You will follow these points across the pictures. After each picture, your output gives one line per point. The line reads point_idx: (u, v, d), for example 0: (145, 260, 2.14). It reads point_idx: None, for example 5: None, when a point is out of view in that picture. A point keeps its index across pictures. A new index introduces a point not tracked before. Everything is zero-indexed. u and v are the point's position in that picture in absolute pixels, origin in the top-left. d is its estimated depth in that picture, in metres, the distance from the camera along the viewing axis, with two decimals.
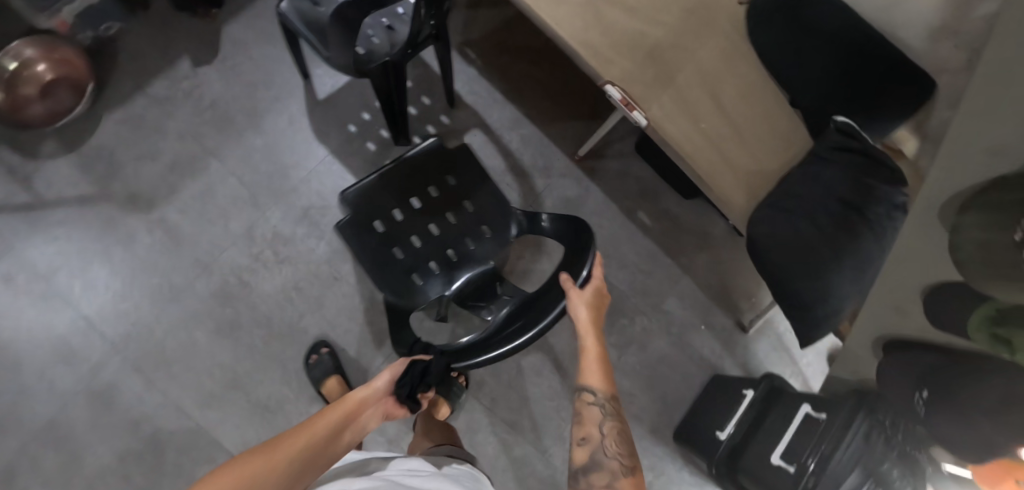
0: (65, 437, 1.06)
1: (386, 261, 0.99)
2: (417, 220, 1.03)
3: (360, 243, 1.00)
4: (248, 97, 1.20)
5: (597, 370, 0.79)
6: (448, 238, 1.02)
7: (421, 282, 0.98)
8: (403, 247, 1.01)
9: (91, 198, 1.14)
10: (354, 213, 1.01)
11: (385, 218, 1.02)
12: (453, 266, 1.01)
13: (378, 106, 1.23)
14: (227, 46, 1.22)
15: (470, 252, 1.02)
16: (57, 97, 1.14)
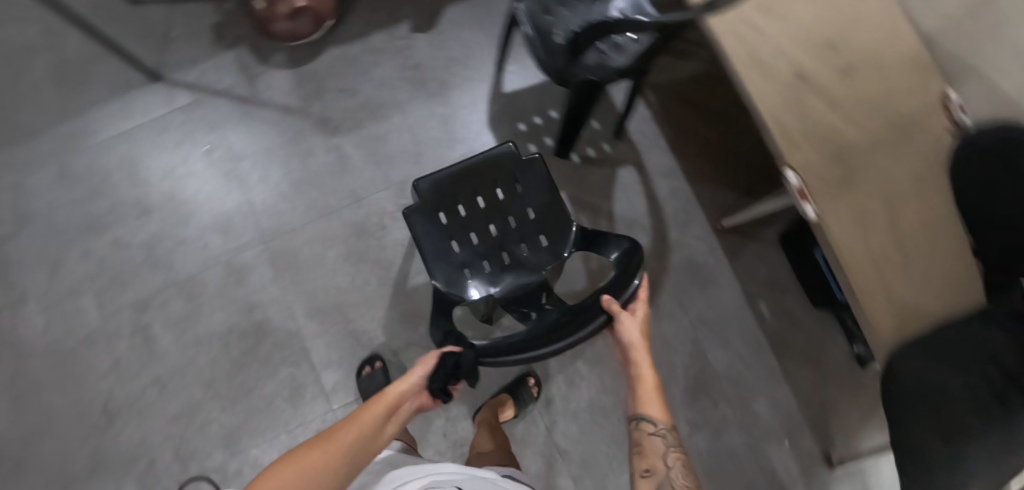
0: (197, 296, 1.21)
1: (443, 253, 0.97)
2: (479, 218, 1.00)
3: (422, 232, 0.97)
4: (447, 70, 1.30)
5: (652, 399, 0.81)
6: (504, 241, 1.00)
7: (472, 279, 0.98)
8: (461, 242, 0.99)
9: (292, 109, 1.28)
10: (421, 201, 0.98)
11: (449, 211, 0.98)
12: (505, 272, 0.99)
13: (553, 115, 1.29)
14: (444, 22, 1.32)
15: (522, 260, 1.00)
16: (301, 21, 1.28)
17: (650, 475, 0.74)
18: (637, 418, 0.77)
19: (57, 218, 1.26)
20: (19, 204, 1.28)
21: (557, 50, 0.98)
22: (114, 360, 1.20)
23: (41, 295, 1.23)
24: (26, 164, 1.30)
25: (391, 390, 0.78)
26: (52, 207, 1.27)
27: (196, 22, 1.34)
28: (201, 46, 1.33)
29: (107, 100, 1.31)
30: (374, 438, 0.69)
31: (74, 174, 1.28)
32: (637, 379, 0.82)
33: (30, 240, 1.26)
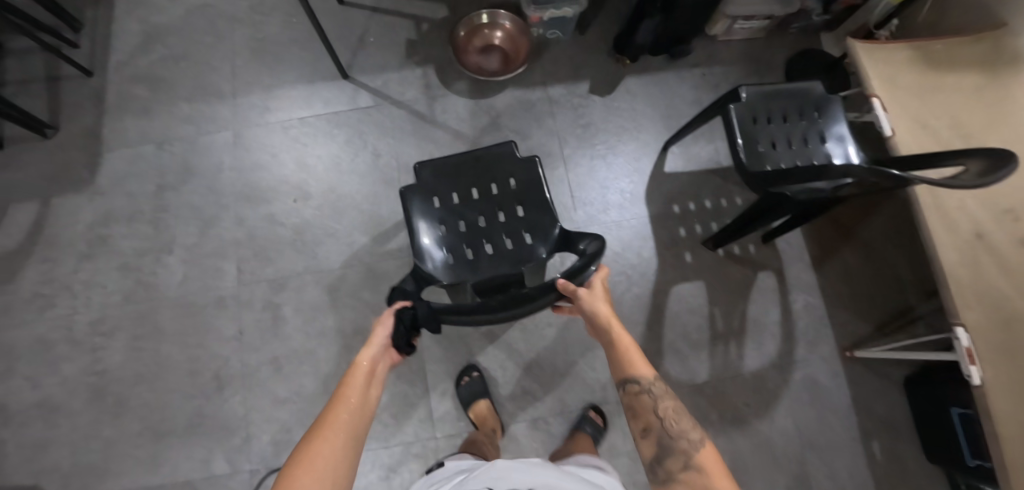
0: (334, 289, 1.23)
1: (433, 236, 1.03)
2: (470, 207, 1.05)
3: (418, 215, 1.04)
4: (615, 137, 1.35)
5: (634, 357, 0.83)
6: (487, 231, 1.03)
7: (455, 264, 1.01)
8: (449, 228, 1.04)
9: (463, 136, 1.33)
10: (419, 186, 1.05)
11: (443, 197, 1.05)
12: (484, 261, 1.02)
13: (707, 204, 1.31)
14: (622, 92, 1.38)
15: (507, 253, 1.02)
16: (487, 59, 1.36)
17: (649, 434, 0.78)
18: (625, 383, 0.81)
19: (220, 180, 1.31)
20: (188, 158, 1.33)
21: (765, 161, 1.03)
22: (239, 329, 1.21)
23: (187, 247, 1.26)
24: (202, 121, 1.36)
25: (361, 360, 0.78)
26: (218, 167, 1.32)
27: (391, 33, 1.42)
28: (392, 56, 1.40)
29: (294, 83, 1.38)
30: (363, 411, 0.72)
31: (246, 143, 1.33)
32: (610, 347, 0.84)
33: (189, 193, 1.30)
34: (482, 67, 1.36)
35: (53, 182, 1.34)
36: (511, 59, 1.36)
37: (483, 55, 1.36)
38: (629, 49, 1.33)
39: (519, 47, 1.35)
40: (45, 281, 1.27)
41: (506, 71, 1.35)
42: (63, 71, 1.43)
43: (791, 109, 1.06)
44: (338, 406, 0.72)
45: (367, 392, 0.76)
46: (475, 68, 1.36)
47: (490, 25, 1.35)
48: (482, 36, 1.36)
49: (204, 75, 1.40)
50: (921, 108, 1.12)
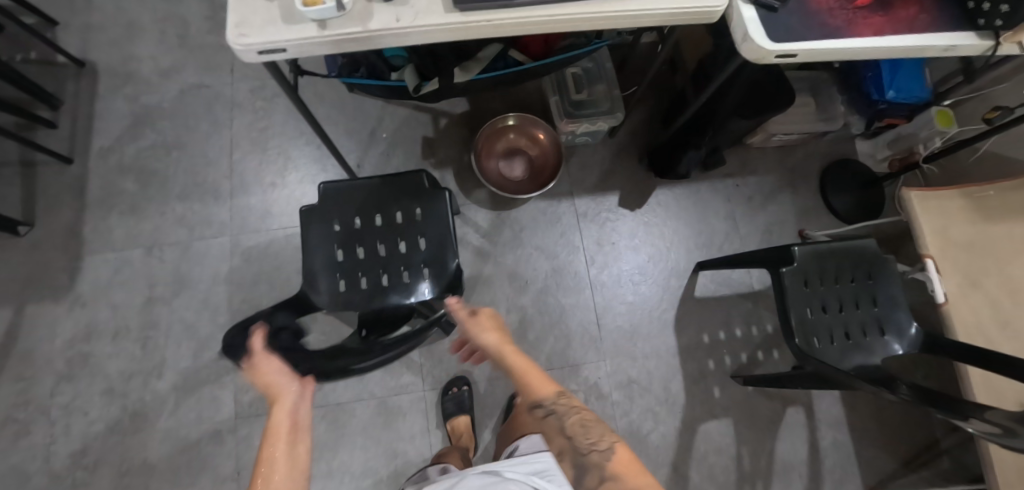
0: (341, 426, 1.14)
1: (327, 259, 0.89)
2: (371, 233, 0.91)
3: (313, 236, 0.90)
4: (644, 255, 1.27)
5: (536, 379, 0.78)
6: (386, 263, 0.90)
7: (344, 292, 0.88)
8: (345, 253, 0.90)
9: (484, 253, 1.23)
10: (321, 204, 0.91)
11: (344, 219, 0.91)
12: (376, 293, 0.88)
13: (738, 334, 1.25)
14: (653, 206, 1.30)
15: (401, 288, 0.88)
16: (511, 164, 1.27)
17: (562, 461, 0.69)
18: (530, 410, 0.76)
19: (216, 294, 1.20)
20: (180, 266, 1.22)
21: (817, 328, 0.96)
22: (236, 467, 1.12)
23: (180, 371, 1.17)
24: (198, 223, 1.24)
25: (276, 425, 0.60)
26: (213, 279, 1.21)
27: (406, 129, 1.31)
28: (407, 156, 1.29)
29: (299, 183, 1.27)
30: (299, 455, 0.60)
31: (247, 252, 1.22)
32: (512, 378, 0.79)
33: (180, 308, 1.19)
34: (508, 175, 1.26)
35: (26, 288, 1.21)
36: (537, 175, 1.26)
37: (507, 165, 1.27)
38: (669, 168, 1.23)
39: (549, 162, 1.25)
40: (18, 404, 1.14)
41: (529, 187, 1.25)
42: (39, 154, 1.29)
43: (845, 268, 0.99)
44: (264, 486, 0.54)
45: (292, 453, 0.59)
46: (500, 175, 1.25)
47: (522, 135, 1.26)
48: (511, 146, 1.27)
49: (199, 168, 1.28)
50: (971, 264, 1.05)
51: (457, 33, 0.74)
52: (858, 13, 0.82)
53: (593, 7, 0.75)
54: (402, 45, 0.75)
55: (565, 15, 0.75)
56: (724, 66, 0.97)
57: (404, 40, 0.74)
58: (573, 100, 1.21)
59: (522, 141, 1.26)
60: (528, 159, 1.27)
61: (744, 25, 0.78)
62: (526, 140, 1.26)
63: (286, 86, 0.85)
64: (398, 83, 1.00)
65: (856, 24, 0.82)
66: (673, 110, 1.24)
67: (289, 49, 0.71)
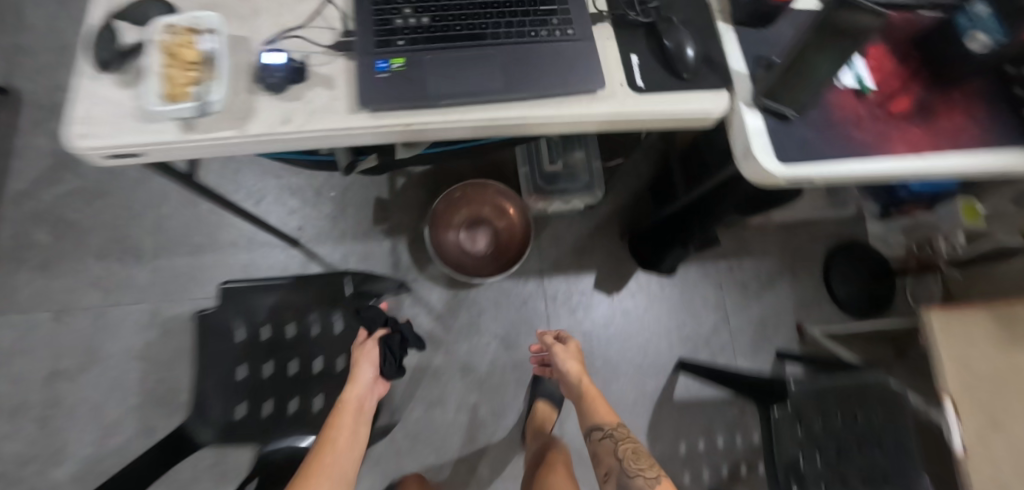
0: None
1: (223, 379, 0.74)
2: (282, 348, 0.76)
3: (211, 347, 0.75)
4: (619, 348, 1.12)
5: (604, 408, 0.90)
6: (297, 386, 0.76)
7: (243, 421, 0.73)
8: (248, 371, 0.76)
9: (436, 339, 1.08)
10: (219, 310, 0.76)
11: (249, 329, 0.76)
12: (280, 424, 0.74)
13: (721, 445, 1.10)
14: (633, 290, 1.15)
15: (311, 419, 0.74)
16: (473, 236, 1.11)
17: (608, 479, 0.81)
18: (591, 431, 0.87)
19: (128, 371, 1.06)
20: (93, 335, 1.08)
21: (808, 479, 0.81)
22: None
23: (81, 460, 1.02)
24: (116, 287, 1.10)
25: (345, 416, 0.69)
26: (128, 353, 1.07)
27: (359, 187, 1.15)
28: (356, 220, 1.13)
29: (232, 245, 1.12)
30: (356, 441, 0.67)
31: (168, 324, 1.08)
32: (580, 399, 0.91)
33: (87, 386, 1.06)
34: (469, 249, 1.10)
35: None
36: (503, 251, 1.10)
37: (469, 237, 1.10)
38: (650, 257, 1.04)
39: (518, 238, 1.09)
40: None
41: (492, 267, 1.09)
42: None
43: (853, 409, 0.83)
44: (325, 448, 0.65)
45: (357, 431, 0.68)
46: (459, 249, 1.10)
47: (488, 204, 1.10)
48: (475, 215, 1.10)
49: (122, 223, 1.13)
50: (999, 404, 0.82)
51: (365, 137, 0.56)
52: (893, 125, 0.60)
53: (552, 107, 0.56)
54: (297, 150, 0.57)
55: (511, 116, 0.56)
56: (717, 167, 0.77)
57: (290, 144, 0.55)
58: (545, 172, 1.03)
59: (487, 210, 1.10)
60: (493, 231, 1.11)
61: (748, 138, 0.57)
62: (492, 210, 1.10)
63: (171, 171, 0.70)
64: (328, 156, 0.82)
65: (893, 140, 0.59)
66: (664, 186, 1.05)
67: (147, 153, 0.54)
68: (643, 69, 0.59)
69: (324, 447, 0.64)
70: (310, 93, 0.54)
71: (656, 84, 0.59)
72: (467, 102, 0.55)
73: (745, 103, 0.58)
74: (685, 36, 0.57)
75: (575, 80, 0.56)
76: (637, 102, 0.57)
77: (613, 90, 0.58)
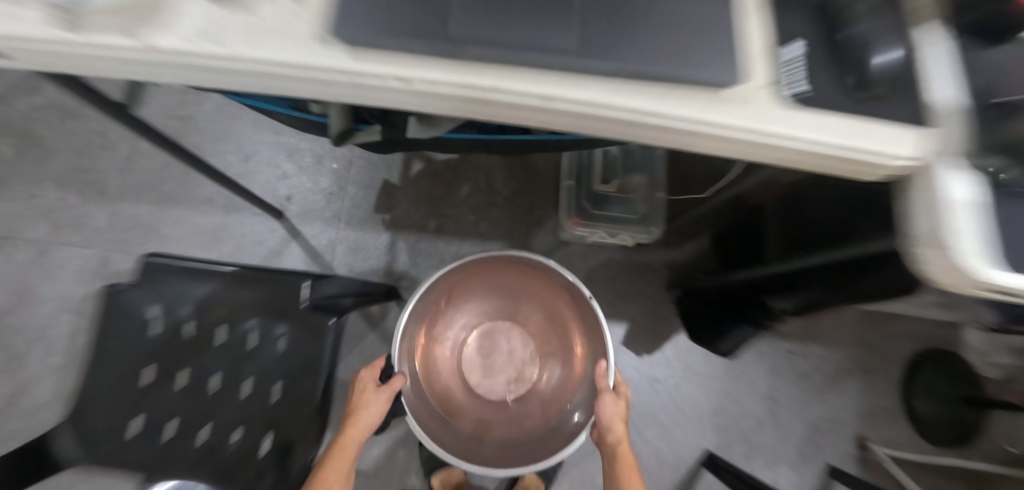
0: None
1: (120, 380, 0.56)
2: (208, 353, 0.58)
3: (112, 338, 0.57)
4: (636, 422, 0.92)
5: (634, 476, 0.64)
6: (215, 408, 0.57)
7: (128, 442, 0.55)
8: (157, 375, 0.57)
9: None
10: (138, 289, 0.58)
11: (170, 321, 0.58)
12: (183, 455, 0.55)
13: None
14: (668, 356, 0.94)
15: (221, 458, 0.55)
16: (491, 346, 0.86)
17: None
18: None
19: (62, 323, 0.90)
20: (31, 272, 0.92)
21: None
22: None
23: None
24: (70, 224, 0.94)
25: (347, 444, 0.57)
26: (66, 301, 0.91)
27: (366, 164, 0.95)
28: (355, 202, 0.94)
29: (209, 202, 0.94)
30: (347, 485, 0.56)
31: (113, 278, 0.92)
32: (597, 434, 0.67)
33: (12, 328, 0.90)
34: (477, 376, 0.85)
35: None
36: (518, 408, 0.82)
37: (484, 351, 0.86)
38: (695, 308, 0.83)
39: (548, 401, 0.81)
40: None
41: (484, 422, 0.81)
42: None
43: None
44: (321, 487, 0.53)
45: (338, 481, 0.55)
46: (466, 365, 0.85)
47: (539, 313, 0.85)
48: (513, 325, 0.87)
49: (93, 149, 0.97)
50: None
51: (333, 87, 0.35)
52: None
53: (648, 98, 0.33)
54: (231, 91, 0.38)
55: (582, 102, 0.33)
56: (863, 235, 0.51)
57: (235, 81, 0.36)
58: (596, 193, 0.82)
59: (536, 322, 0.85)
60: (519, 349, 0.86)
61: (945, 222, 0.35)
62: (542, 330, 0.85)
63: (78, 86, 0.49)
64: (322, 118, 0.63)
65: None
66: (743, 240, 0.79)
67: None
68: (804, 69, 0.36)
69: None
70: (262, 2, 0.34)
71: (823, 98, 0.35)
72: (500, 59, 0.33)
73: (947, 160, 0.35)
74: (888, 29, 0.36)
75: (703, 64, 0.33)
76: (784, 115, 0.34)
77: (752, 89, 0.34)
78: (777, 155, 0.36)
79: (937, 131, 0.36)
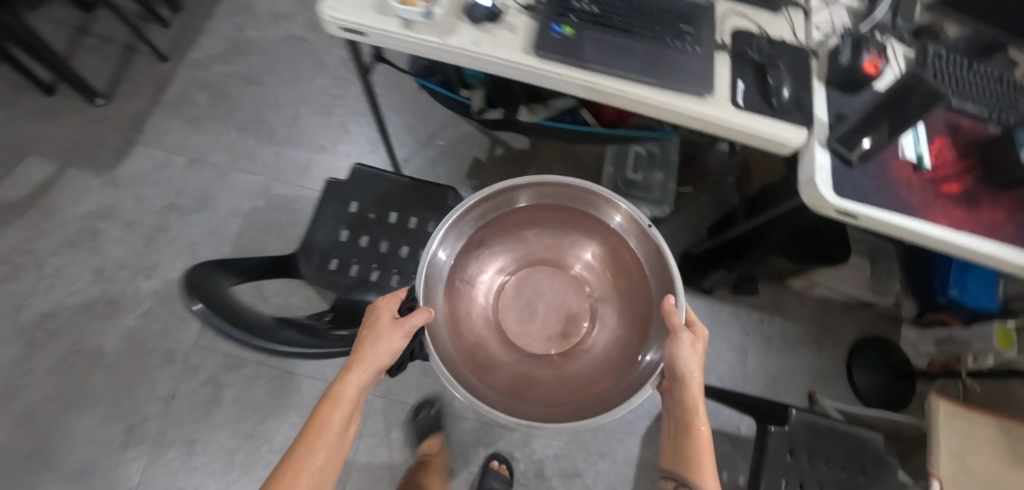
0: (283, 395, 1.15)
1: (329, 235, 0.90)
2: (382, 228, 0.92)
3: (327, 209, 0.92)
4: None
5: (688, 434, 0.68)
6: (383, 261, 0.90)
7: (330, 272, 0.88)
8: (350, 236, 0.91)
9: None
10: (347, 182, 0.94)
11: (363, 205, 0.93)
12: (360, 285, 0.87)
13: None
14: None
15: (384, 289, 0.87)
16: (526, 285, 0.78)
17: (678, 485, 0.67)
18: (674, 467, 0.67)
19: (230, 224, 1.24)
20: (212, 186, 1.27)
21: None
22: (173, 391, 1.14)
23: (167, 280, 1.20)
24: (244, 157, 1.30)
25: (346, 389, 0.64)
26: (236, 209, 1.25)
27: (464, 144, 1.32)
28: (453, 168, 1.30)
29: (348, 155, 1.31)
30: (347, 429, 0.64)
31: (273, 198, 1.26)
32: (666, 383, 0.71)
33: (194, 224, 1.24)
34: (507, 317, 0.76)
35: (75, 151, 1.31)
36: (562, 359, 0.74)
37: (517, 297, 0.77)
38: (689, 261, 1.20)
39: (600, 356, 0.74)
40: (22, 251, 1.23)
41: (523, 382, 0.72)
42: (143, 46, 1.40)
43: (837, 454, 0.88)
44: (325, 422, 0.62)
45: (342, 427, 0.63)
46: (494, 305, 0.76)
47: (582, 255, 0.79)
48: (553, 269, 0.79)
49: (266, 107, 1.35)
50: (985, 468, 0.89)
51: (529, 78, 0.76)
52: (938, 199, 0.75)
53: (675, 97, 0.76)
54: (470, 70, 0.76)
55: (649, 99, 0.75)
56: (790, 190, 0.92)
57: (478, 66, 0.75)
58: (627, 178, 1.21)
59: (582, 263, 0.79)
60: (557, 291, 0.78)
61: (813, 170, 0.77)
62: (585, 270, 0.79)
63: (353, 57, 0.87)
64: (466, 99, 1.02)
65: (934, 209, 0.74)
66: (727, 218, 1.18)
67: (368, 35, 0.74)
68: (746, 97, 0.79)
69: (313, 432, 0.62)
70: (495, 30, 0.74)
71: (753, 108, 0.78)
72: (615, 74, 0.74)
73: (819, 142, 0.78)
74: (784, 82, 0.79)
75: (697, 85, 0.76)
76: (736, 116, 0.77)
77: (720, 101, 0.78)
78: (730, 133, 0.79)
79: (812, 134, 0.79)
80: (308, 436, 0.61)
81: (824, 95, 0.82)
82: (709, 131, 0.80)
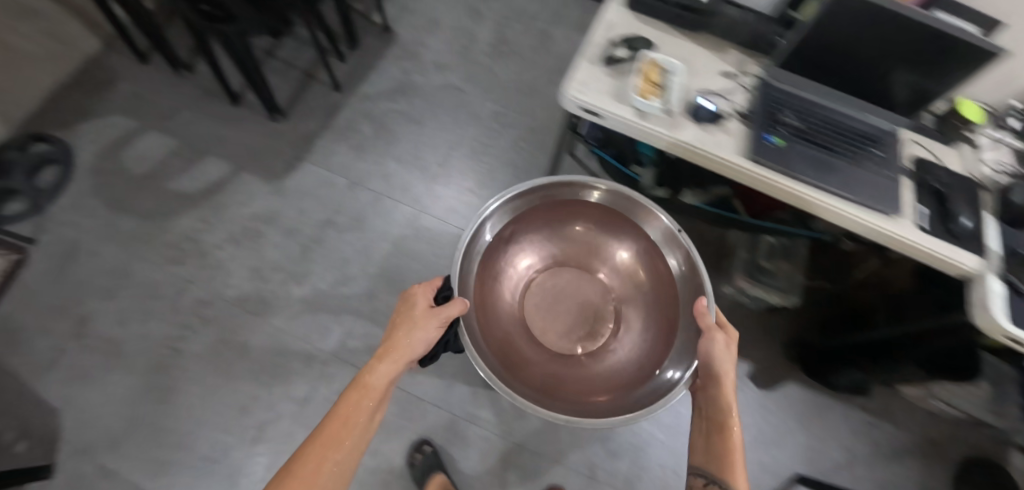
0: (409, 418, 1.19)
1: None
2: None
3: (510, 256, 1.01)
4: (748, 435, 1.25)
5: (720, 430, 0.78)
6: None
7: None
8: None
9: None
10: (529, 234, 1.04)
11: None
12: None
13: None
14: (777, 395, 1.29)
15: None
16: (554, 288, 1.03)
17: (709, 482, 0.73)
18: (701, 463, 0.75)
19: (380, 247, 1.34)
20: (368, 210, 1.38)
21: None
22: (308, 395, 1.21)
23: (316, 289, 1.30)
24: (399, 187, 1.42)
25: (376, 376, 0.76)
26: (387, 234, 1.36)
27: None
28: None
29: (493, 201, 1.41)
30: (371, 412, 0.75)
31: (421, 229, 1.37)
32: (700, 381, 0.86)
33: (347, 241, 1.35)
34: (539, 313, 1.01)
35: (249, 157, 1.44)
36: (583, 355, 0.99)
37: (549, 296, 1.03)
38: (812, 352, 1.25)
39: (615, 356, 0.99)
40: (190, 239, 1.35)
41: (554, 371, 0.96)
42: (320, 74, 1.57)
43: None
44: (358, 401, 0.74)
45: (368, 407, 0.75)
46: (529, 302, 1.02)
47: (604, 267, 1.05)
48: (582, 276, 1.05)
49: (422, 145, 1.48)
50: None
51: (735, 174, 0.86)
52: None
53: (864, 213, 0.84)
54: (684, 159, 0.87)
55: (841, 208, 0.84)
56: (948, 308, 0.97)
57: (693, 158, 0.86)
58: (758, 264, 1.27)
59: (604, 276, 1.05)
60: (582, 299, 1.03)
61: (989, 295, 0.81)
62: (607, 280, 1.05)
63: None
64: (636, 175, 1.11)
65: None
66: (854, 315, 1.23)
67: (603, 117, 0.85)
68: (926, 218, 0.87)
69: (341, 414, 0.72)
70: (715, 130, 0.85)
71: (933, 231, 0.86)
72: (816, 185, 0.83)
73: (994, 272, 0.83)
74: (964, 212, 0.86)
75: (887, 203, 0.84)
76: (918, 235, 0.85)
77: (905, 219, 0.86)
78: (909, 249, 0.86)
79: (987, 262, 0.85)
80: (337, 415, 0.72)
81: (999, 232, 0.88)
82: (888, 243, 0.87)
